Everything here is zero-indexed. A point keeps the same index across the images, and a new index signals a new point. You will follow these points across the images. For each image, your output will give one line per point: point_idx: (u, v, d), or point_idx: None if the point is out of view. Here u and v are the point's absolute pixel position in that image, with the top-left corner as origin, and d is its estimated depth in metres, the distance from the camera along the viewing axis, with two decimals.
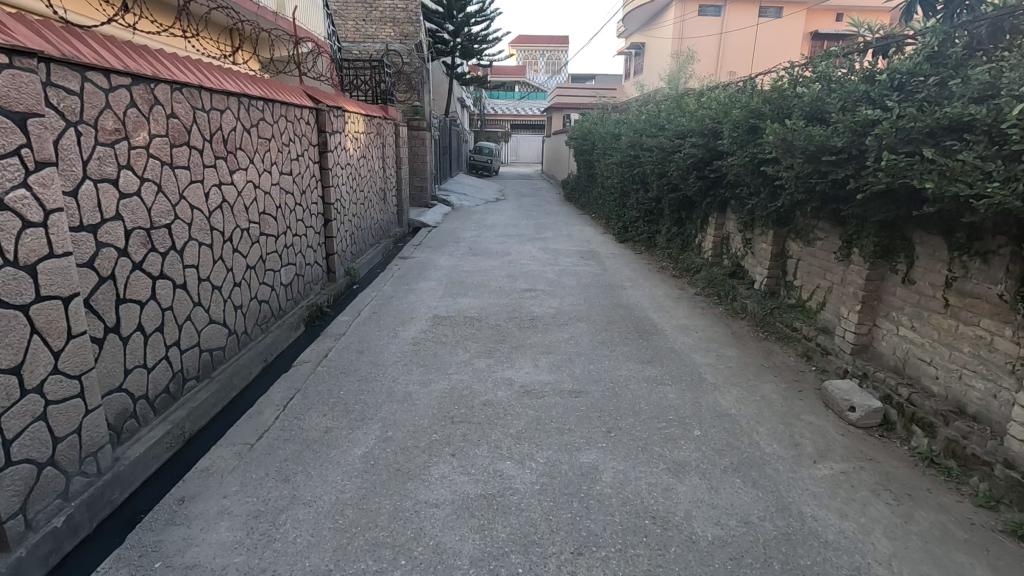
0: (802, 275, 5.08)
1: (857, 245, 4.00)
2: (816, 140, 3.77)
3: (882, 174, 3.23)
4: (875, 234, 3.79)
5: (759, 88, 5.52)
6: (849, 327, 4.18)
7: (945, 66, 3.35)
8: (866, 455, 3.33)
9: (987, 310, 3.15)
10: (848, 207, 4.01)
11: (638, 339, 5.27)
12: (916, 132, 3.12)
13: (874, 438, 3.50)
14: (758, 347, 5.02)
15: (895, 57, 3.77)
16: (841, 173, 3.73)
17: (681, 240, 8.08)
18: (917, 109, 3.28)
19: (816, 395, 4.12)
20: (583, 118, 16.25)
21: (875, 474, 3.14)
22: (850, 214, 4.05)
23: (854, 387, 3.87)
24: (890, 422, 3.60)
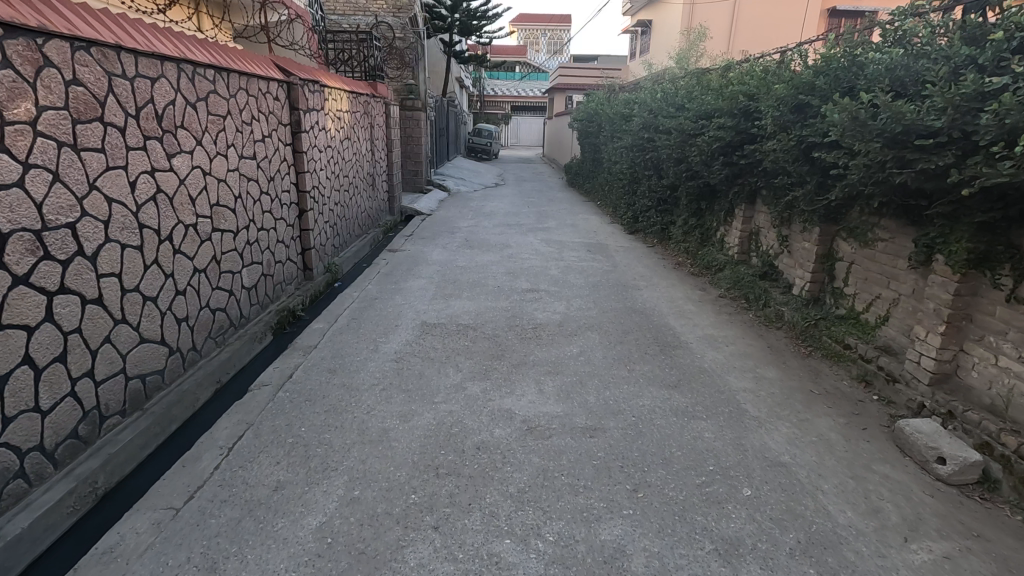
0: (857, 281, 4.29)
1: (945, 251, 3.20)
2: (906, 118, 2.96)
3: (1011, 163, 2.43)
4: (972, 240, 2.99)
5: (806, 59, 4.67)
6: (928, 351, 3.40)
7: None
8: (970, 529, 2.57)
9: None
10: (935, 204, 3.20)
11: (659, 354, 4.50)
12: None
13: (974, 503, 2.75)
14: (802, 367, 4.25)
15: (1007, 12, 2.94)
16: (936, 161, 2.92)
17: (701, 234, 7.27)
18: None
19: (886, 435, 3.36)
20: (589, 99, 15.32)
21: (991, 563, 2.38)
22: (937, 212, 3.24)
23: (939, 431, 3.11)
24: (992, 480, 2.84)
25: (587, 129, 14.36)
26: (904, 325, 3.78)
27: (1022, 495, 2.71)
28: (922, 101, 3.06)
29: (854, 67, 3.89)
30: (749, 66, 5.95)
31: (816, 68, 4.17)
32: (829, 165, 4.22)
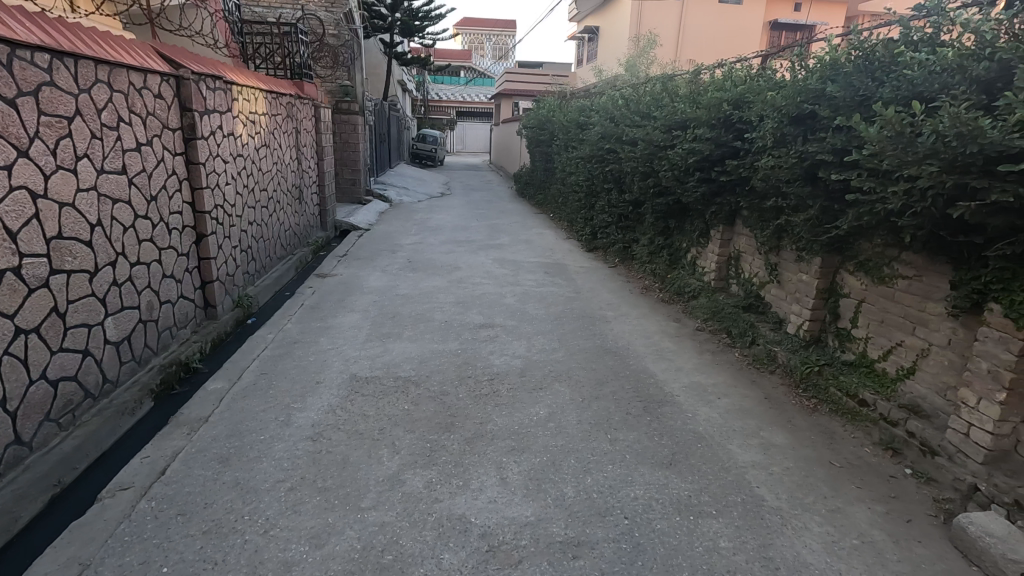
0: (870, 323, 4.02)
1: (1007, 299, 2.93)
2: (991, 135, 2.64)
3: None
4: None
5: (800, 66, 4.41)
6: (983, 423, 3.06)
7: None
8: None
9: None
10: (1001, 242, 2.93)
11: (644, 417, 3.89)
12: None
13: None
14: (812, 427, 3.87)
15: None
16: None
17: (670, 254, 6.83)
18: None
19: (940, 534, 2.89)
20: (539, 105, 14.68)
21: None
22: (996, 253, 2.98)
23: (1016, 533, 2.66)
24: None
25: (537, 136, 13.63)
26: (939, 383, 3.46)
27: None
28: (1000, 115, 2.76)
29: (874, 73, 3.60)
30: (729, 73, 5.44)
31: (824, 74, 3.89)
32: (841, 186, 3.94)
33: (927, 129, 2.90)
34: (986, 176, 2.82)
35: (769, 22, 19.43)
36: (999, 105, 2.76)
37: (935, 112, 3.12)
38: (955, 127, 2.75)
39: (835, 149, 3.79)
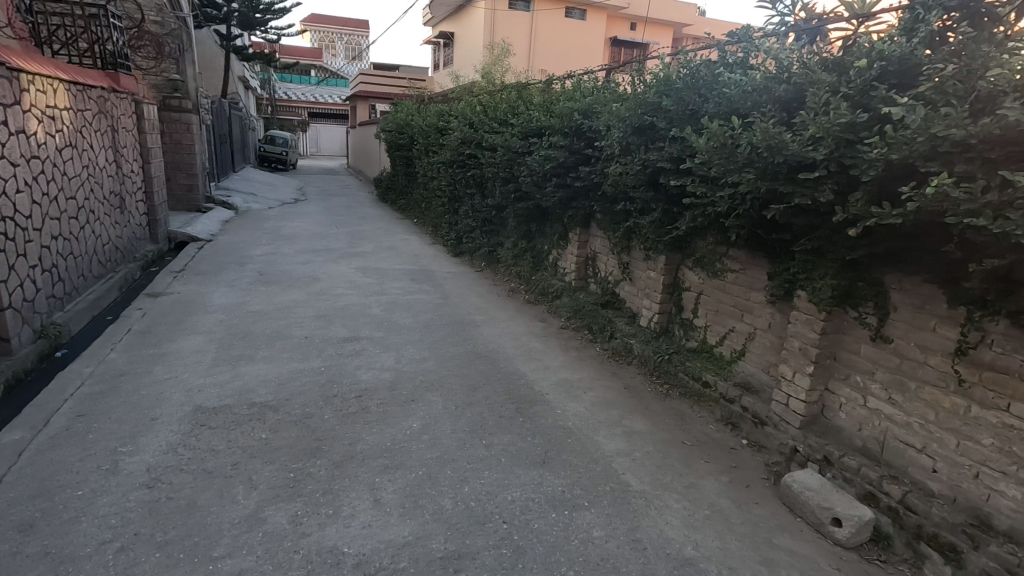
0: (708, 313, 4.62)
1: (810, 286, 3.55)
2: (791, 148, 3.10)
3: (920, 198, 2.59)
4: (834, 275, 3.42)
5: (638, 79, 4.86)
6: (798, 393, 3.71)
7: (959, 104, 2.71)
8: None
9: (1022, 391, 2.71)
10: (803, 239, 3.54)
11: (516, 418, 3.99)
12: (952, 142, 2.57)
13: (876, 568, 2.95)
14: (666, 412, 4.34)
15: (864, 45, 3.20)
16: (818, 195, 3.16)
17: (533, 258, 7.10)
18: (957, 139, 2.54)
19: (771, 494, 3.48)
20: (397, 108, 14.36)
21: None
22: (801, 248, 3.60)
23: (825, 485, 3.28)
24: (885, 536, 3.07)
25: (396, 141, 13.34)
26: (764, 360, 4.11)
27: (915, 551, 2.94)
28: (798, 131, 3.25)
29: (698, 88, 4.09)
30: (578, 84, 5.81)
31: (658, 88, 4.33)
32: (678, 191, 4.41)
33: (744, 141, 3.32)
34: (790, 182, 3.31)
35: (609, 39, 21.07)
36: (796, 121, 3.25)
37: (749, 126, 3.59)
38: (765, 140, 3.17)
39: (673, 158, 4.23)
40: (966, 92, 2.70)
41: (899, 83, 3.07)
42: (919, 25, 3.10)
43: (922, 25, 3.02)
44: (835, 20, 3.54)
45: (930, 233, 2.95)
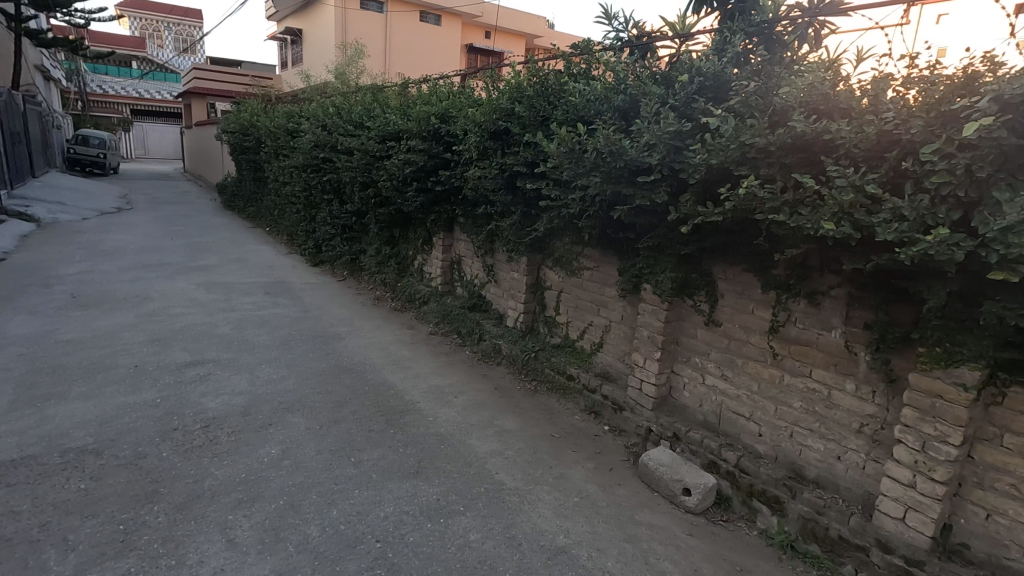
0: (568, 309, 4.89)
1: (654, 279, 3.91)
2: (630, 153, 3.40)
3: (735, 198, 2.97)
4: (673, 268, 3.80)
5: (493, 85, 5.00)
6: (650, 378, 4.05)
7: (759, 116, 3.16)
8: (732, 563, 3.02)
9: (819, 360, 3.23)
10: (646, 237, 3.89)
11: (386, 431, 3.84)
12: (757, 149, 2.98)
13: (721, 527, 3.31)
14: (535, 408, 4.50)
15: (685, 63, 3.62)
16: (655, 196, 3.50)
17: (398, 264, 6.95)
18: (759, 146, 2.96)
19: (632, 474, 3.76)
20: (240, 107, 13.19)
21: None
22: (644, 245, 3.96)
23: (676, 460, 3.62)
24: (725, 498, 3.46)
25: (240, 143, 12.24)
26: (619, 350, 4.44)
27: (749, 508, 3.36)
28: (636, 138, 3.57)
29: (548, 97, 4.32)
30: (434, 88, 5.83)
31: (512, 95, 4.50)
32: (534, 194, 4.61)
33: (590, 146, 3.57)
34: (631, 185, 3.64)
35: (465, 45, 21.37)
36: (633, 128, 3.58)
37: (594, 132, 3.87)
38: (608, 146, 3.47)
39: (528, 162, 4.42)
40: (765, 107, 3.14)
41: (715, 96, 3.48)
42: (727, 46, 3.57)
43: (729, 48, 3.47)
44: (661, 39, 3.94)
45: (745, 229, 3.39)
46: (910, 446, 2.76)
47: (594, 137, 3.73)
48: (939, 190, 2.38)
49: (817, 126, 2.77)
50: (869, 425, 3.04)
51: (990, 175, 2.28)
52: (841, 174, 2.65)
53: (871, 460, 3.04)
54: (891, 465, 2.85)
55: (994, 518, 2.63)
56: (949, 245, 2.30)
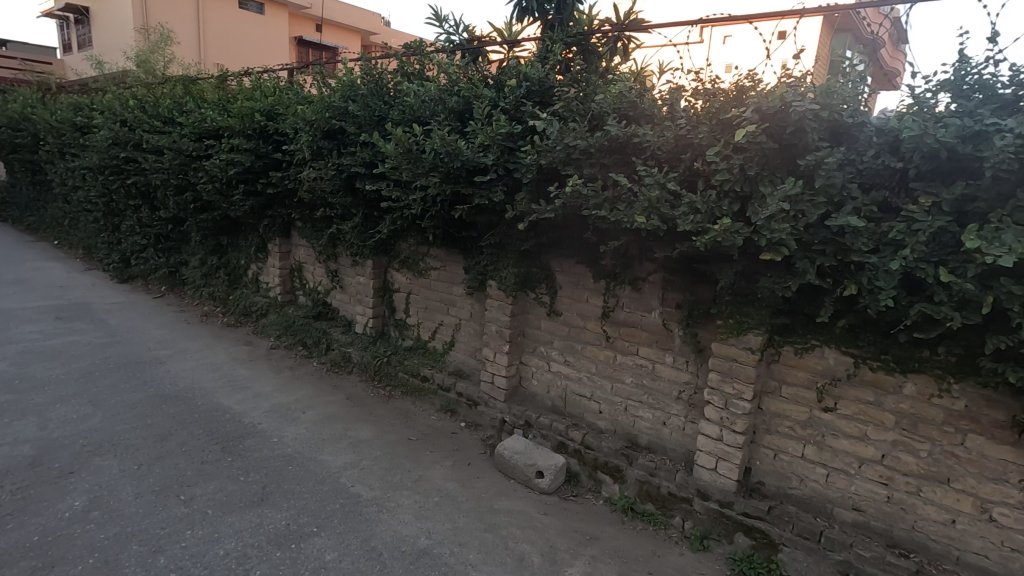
0: (418, 310, 4.87)
1: (498, 276, 4.07)
2: (465, 154, 3.50)
3: (563, 196, 3.20)
4: (515, 264, 3.99)
5: (324, 82, 4.78)
6: (500, 371, 4.20)
7: (580, 120, 3.45)
8: (583, 533, 3.27)
9: (644, 338, 3.62)
10: (487, 235, 4.02)
11: (222, 460, 3.48)
12: (579, 151, 3.24)
13: (572, 502, 3.56)
14: (390, 414, 4.42)
15: (514, 67, 3.82)
16: (493, 196, 3.64)
17: (228, 274, 6.33)
18: (581, 149, 3.23)
19: (489, 465, 3.87)
20: (5, 97, 10.89)
21: (613, 560, 3.06)
22: (486, 243, 4.10)
23: (528, 446, 3.81)
24: (574, 475, 3.73)
25: (9, 140, 10.12)
26: (470, 347, 4.54)
27: (595, 480, 3.66)
28: (471, 139, 3.67)
29: (382, 96, 4.25)
30: (257, 83, 5.40)
31: (344, 93, 4.36)
32: (375, 195, 4.51)
33: (427, 147, 3.60)
34: (470, 185, 3.74)
35: (294, 38, 20.01)
36: (468, 130, 3.69)
37: (430, 133, 3.90)
38: (444, 147, 3.53)
39: (366, 163, 4.31)
40: (584, 112, 3.42)
41: (541, 100, 3.71)
42: (549, 54, 3.84)
43: (551, 55, 3.72)
44: (490, 44, 4.10)
45: (575, 224, 3.68)
46: (717, 405, 3.23)
47: (430, 138, 3.75)
48: (722, 186, 2.82)
49: (626, 131, 3.11)
50: (686, 391, 3.49)
51: (757, 173, 2.75)
52: (649, 173, 3.00)
53: (689, 422, 3.49)
54: (704, 424, 3.31)
55: (780, 456, 3.19)
56: (735, 233, 2.71)
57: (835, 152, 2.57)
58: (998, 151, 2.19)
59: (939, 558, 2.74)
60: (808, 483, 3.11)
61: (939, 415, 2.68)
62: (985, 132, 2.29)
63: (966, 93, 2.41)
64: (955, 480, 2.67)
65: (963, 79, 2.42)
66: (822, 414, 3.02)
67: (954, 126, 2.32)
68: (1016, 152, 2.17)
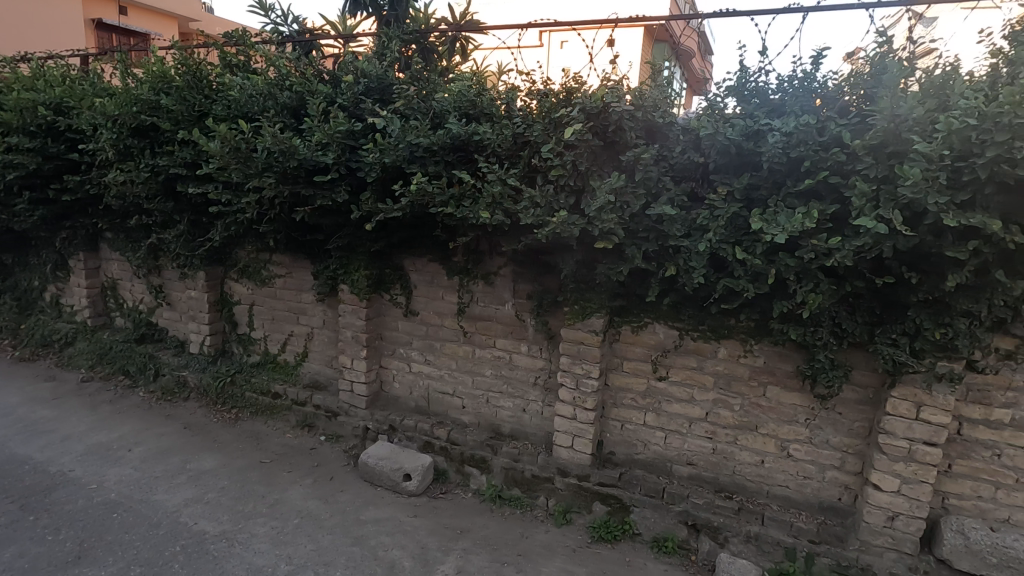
0: (263, 322, 4.51)
1: (349, 279, 3.91)
2: (302, 152, 3.29)
3: (409, 194, 3.17)
4: (366, 266, 3.87)
5: (128, 71, 4.20)
6: (359, 377, 4.06)
7: (421, 117, 3.43)
8: (454, 527, 3.29)
9: (499, 330, 3.73)
10: (334, 237, 3.84)
11: (22, 521, 2.97)
12: (422, 149, 3.23)
13: (442, 500, 3.56)
14: (238, 438, 4.05)
15: (350, 61, 3.69)
16: (336, 196, 3.49)
17: (17, 300, 5.32)
18: (423, 147, 3.22)
19: (354, 476, 3.72)
20: None
21: (484, 549, 3.12)
22: (334, 246, 3.91)
23: (393, 450, 3.73)
24: (442, 472, 3.73)
25: None
26: (325, 356, 4.32)
27: (464, 474, 3.70)
28: (307, 136, 3.47)
29: (202, 89, 3.85)
30: (39, 71, 4.58)
31: (155, 86, 3.87)
32: (202, 200, 4.08)
33: (258, 146, 3.33)
34: (310, 186, 3.55)
35: None
36: (303, 127, 3.48)
37: (261, 130, 3.61)
38: (277, 146, 3.29)
39: (187, 163, 3.87)
40: (425, 110, 3.41)
41: (381, 98, 3.62)
42: (385, 50, 3.77)
43: (388, 52, 3.65)
44: (323, 37, 3.90)
45: (425, 222, 3.66)
46: (569, 386, 3.44)
47: (261, 135, 3.48)
48: (558, 180, 3.00)
49: (466, 129, 3.17)
50: (542, 377, 3.66)
51: (587, 168, 2.97)
52: (491, 170, 3.09)
53: (546, 406, 3.67)
54: (559, 405, 3.51)
55: (626, 426, 3.49)
56: (572, 224, 2.90)
57: (649, 149, 2.86)
58: (771, 147, 2.61)
59: (755, 494, 3.21)
60: (651, 447, 3.45)
61: (746, 373, 3.13)
62: (761, 131, 2.71)
63: (746, 98, 2.83)
64: (761, 426, 3.15)
65: (743, 85, 2.84)
66: (657, 383, 3.37)
67: (739, 126, 2.71)
68: (783, 147, 2.60)
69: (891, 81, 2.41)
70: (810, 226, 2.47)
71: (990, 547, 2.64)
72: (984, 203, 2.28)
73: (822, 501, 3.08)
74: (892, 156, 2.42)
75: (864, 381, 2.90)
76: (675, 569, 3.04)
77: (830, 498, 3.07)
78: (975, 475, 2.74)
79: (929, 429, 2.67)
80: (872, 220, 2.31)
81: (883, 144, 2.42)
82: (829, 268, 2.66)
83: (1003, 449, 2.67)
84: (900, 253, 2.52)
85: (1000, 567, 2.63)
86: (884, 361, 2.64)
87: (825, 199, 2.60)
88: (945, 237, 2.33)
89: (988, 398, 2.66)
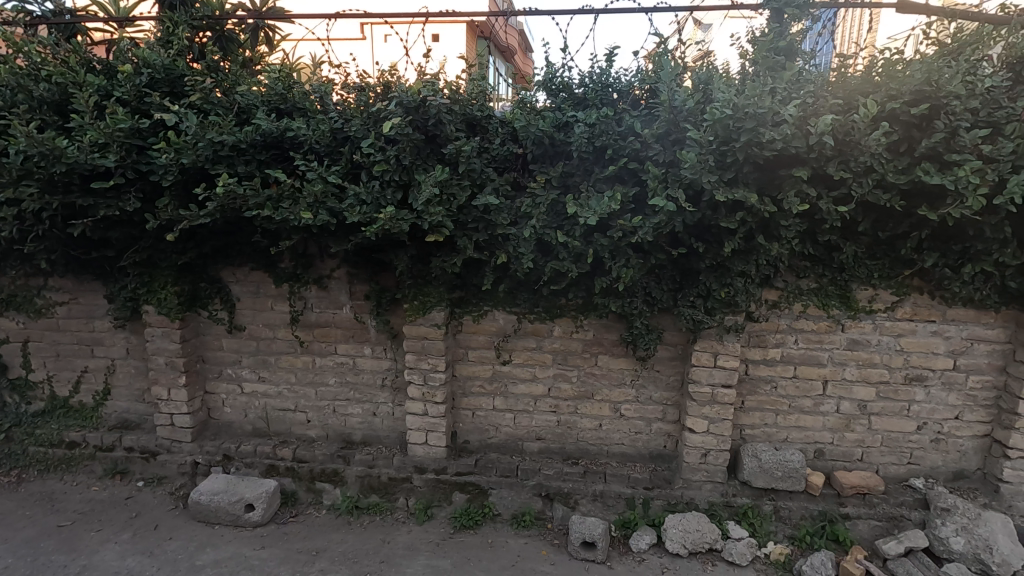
0: (45, 361, 3.77)
1: (154, 299, 3.43)
2: (72, 155, 2.81)
3: (215, 198, 2.87)
4: (174, 282, 3.42)
5: None
6: (179, 408, 3.59)
7: (223, 111, 3.11)
8: (309, 549, 3.10)
9: (339, 336, 3.56)
10: (128, 252, 3.34)
11: None
12: (227, 147, 2.94)
13: (292, 523, 3.32)
14: (25, 504, 3.37)
15: (127, 47, 3.21)
16: (124, 204, 3.04)
17: None
18: (228, 145, 2.94)
19: (184, 519, 3.30)
20: None
21: (344, 565, 2.99)
22: (130, 262, 3.40)
23: (230, 482, 3.38)
24: (291, 494, 3.47)
25: None
26: (134, 391, 3.76)
27: (315, 491, 3.49)
28: (77, 134, 2.98)
29: None
30: None
31: None
32: None
33: (10, 148, 2.80)
34: (88, 194, 3.04)
35: None
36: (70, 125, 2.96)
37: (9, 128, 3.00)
38: (35, 147, 2.79)
39: None
40: (227, 104, 3.10)
41: (171, 91, 3.19)
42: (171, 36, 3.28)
43: (175, 39, 3.20)
44: (89, 20, 3.34)
45: (241, 228, 3.35)
46: (417, 383, 3.41)
47: (11, 134, 2.91)
48: (383, 176, 2.93)
49: (277, 125, 2.96)
50: (390, 377, 3.58)
51: (411, 163, 2.94)
52: (309, 167, 2.92)
53: (397, 405, 3.61)
54: (409, 403, 3.46)
55: (478, 413, 3.57)
56: (401, 219, 2.86)
57: (469, 141, 2.92)
58: (578, 138, 2.84)
59: (596, 455, 3.51)
60: (502, 429, 3.57)
61: (579, 346, 3.39)
62: (568, 123, 2.92)
63: (555, 92, 3.03)
64: (596, 393, 3.44)
65: (551, 80, 3.02)
66: (502, 367, 3.49)
67: (550, 119, 2.92)
68: (589, 138, 2.85)
69: (669, 77, 2.76)
70: (616, 208, 2.74)
71: (776, 464, 3.20)
72: (744, 180, 2.74)
73: (651, 451, 3.47)
74: (674, 143, 2.79)
75: (674, 340, 3.31)
76: (534, 540, 3.21)
77: (658, 447, 3.47)
78: (761, 406, 3.30)
79: (724, 374, 3.14)
80: (663, 200, 2.64)
81: (667, 132, 2.77)
82: (636, 245, 2.98)
83: (778, 381, 3.26)
84: (689, 227, 2.92)
85: (784, 478, 3.21)
86: (686, 321, 3.04)
87: (628, 183, 2.89)
88: (720, 212, 2.75)
89: (764, 341, 3.21)
